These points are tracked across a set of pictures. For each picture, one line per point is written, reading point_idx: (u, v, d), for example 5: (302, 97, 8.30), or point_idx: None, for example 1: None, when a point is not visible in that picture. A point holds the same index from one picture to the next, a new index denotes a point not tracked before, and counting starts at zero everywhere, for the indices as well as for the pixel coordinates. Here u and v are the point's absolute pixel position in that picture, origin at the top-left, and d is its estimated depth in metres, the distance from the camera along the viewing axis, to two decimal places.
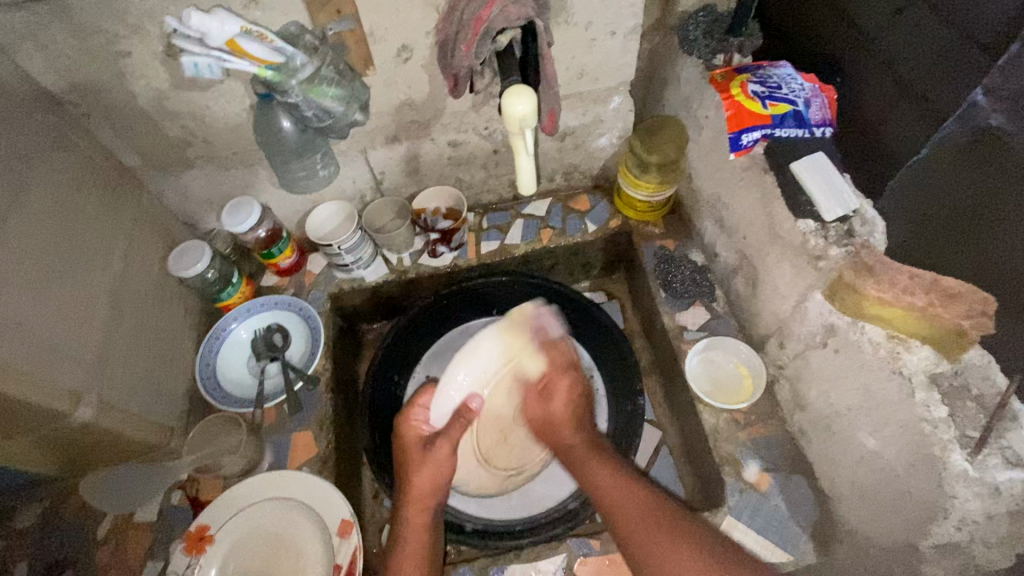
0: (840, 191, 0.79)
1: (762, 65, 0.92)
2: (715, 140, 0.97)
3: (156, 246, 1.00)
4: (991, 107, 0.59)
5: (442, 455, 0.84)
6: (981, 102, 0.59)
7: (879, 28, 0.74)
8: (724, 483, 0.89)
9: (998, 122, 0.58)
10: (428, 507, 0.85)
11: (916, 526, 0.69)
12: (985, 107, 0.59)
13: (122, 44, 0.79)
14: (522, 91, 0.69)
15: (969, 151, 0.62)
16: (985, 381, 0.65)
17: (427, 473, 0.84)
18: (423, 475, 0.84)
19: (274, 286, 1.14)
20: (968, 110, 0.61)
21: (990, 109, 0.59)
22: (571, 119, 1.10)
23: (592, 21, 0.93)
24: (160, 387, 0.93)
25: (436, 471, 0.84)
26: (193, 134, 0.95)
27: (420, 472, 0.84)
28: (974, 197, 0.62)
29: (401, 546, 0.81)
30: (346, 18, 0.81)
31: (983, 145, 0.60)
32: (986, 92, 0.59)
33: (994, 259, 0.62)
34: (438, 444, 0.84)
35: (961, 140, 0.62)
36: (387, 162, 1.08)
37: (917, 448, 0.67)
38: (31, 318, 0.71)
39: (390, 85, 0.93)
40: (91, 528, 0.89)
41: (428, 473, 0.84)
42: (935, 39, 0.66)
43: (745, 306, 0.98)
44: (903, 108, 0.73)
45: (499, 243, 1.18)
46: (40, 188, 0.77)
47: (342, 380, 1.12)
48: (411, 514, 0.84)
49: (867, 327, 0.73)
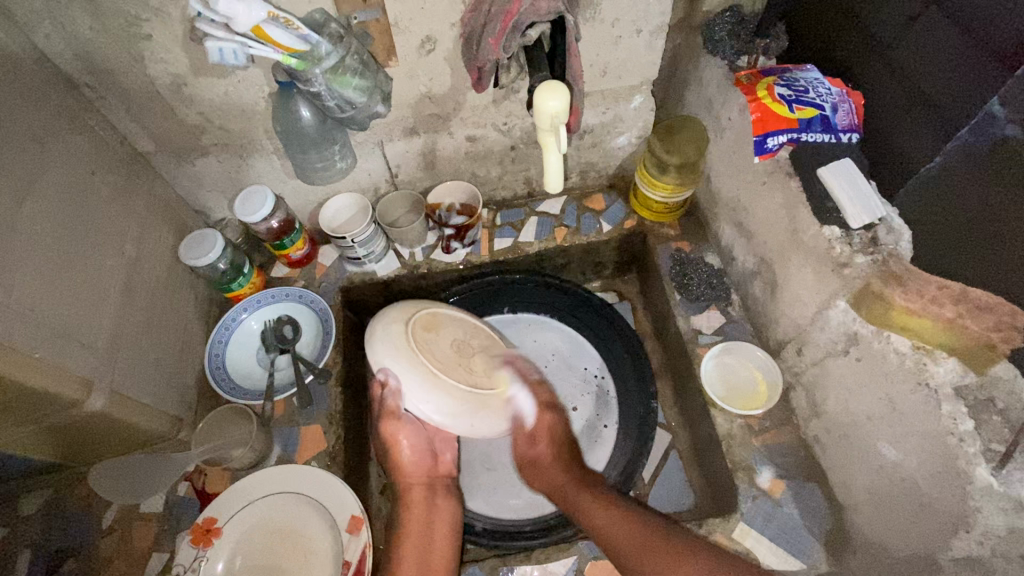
0: (868, 199, 0.77)
1: (788, 69, 0.91)
2: (737, 142, 0.96)
3: (169, 233, 0.98)
4: (1006, 118, 0.58)
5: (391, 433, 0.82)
6: (997, 113, 0.59)
7: (893, 34, 0.74)
8: (738, 488, 0.89)
9: (1014, 133, 0.58)
10: (423, 483, 0.86)
11: (935, 539, 0.68)
12: (1001, 117, 0.59)
13: (143, 27, 0.77)
14: (555, 88, 0.68)
15: (985, 162, 0.61)
16: (1012, 396, 0.63)
17: (401, 456, 0.84)
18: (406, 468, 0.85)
19: (285, 277, 1.13)
20: (985, 120, 0.61)
21: (1006, 119, 0.58)
22: (591, 117, 1.09)
23: (619, 18, 0.92)
24: (170, 377, 0.91)
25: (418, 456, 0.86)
26: (209, 120, 0.93)
27: (399, 453, 0.84)
28: (989, 206, 0.62)
29: (404, 529, 0.81)
30: (372, 8, 0.80)
31: (997, 154, 0.60)
32: (1002, 102, 0.59)
33: (1006, 267, 0.61)
34: (386, 424, 0.81)
35: (980, 151, 0.62)
36: (404, 155, 1.07)
37: (941, 461, 0.67)
38: (44, 304, 0.70)
39: (411, 77, 0.92)
40: (96, 517, 0.88)
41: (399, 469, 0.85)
42: (949, 48, 0.66)
43: (762, 310, 0.97)
44: (914, 116, 0.73)
45: (512, 240, 1.17)
46: (55, 171, 0.76)
47: (353, 375, 1.11)
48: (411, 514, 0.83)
49: (892, 336, 0.72)
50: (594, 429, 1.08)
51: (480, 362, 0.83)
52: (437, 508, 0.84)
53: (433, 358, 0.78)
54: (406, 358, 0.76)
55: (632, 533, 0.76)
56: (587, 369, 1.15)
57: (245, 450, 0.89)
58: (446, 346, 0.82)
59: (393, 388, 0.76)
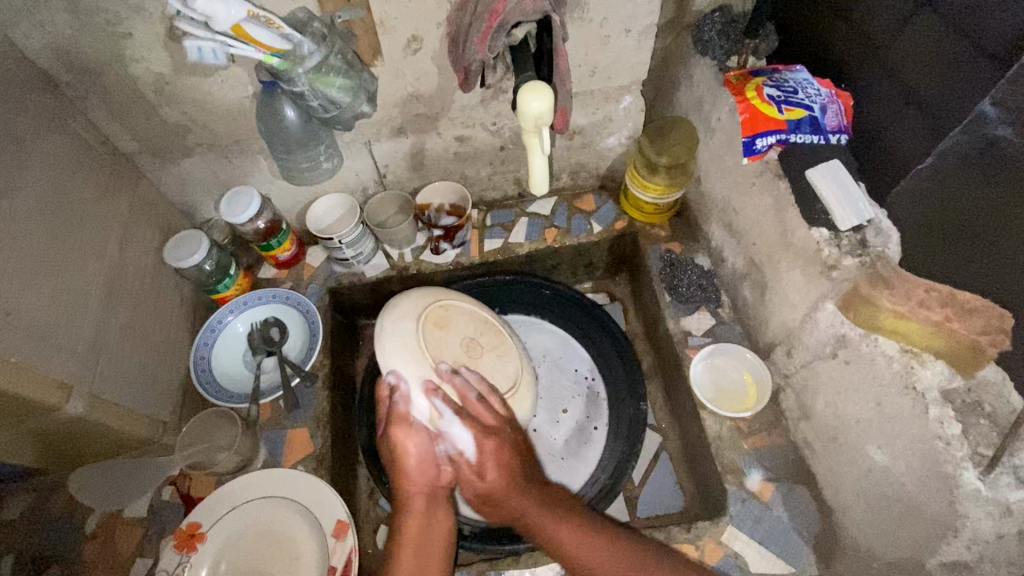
0: (856, 201, 0.77)
1: (777, 69, 0.90)
2: (726, 143, 0.95)
3: (153, 234, 0.97)
4: (999, 119, 0.57)
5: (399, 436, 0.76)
6: (989, 113, 0.58)
7: (885, 33, 0.74)
8: (727, 492, 0.88)
9: (1006, 134, 0.57)
10: (424, 491, 0.78)
11: (923, 544, 0.68)
12: (993, 118, 0.58)
13: (123, 25, 0.76)
14: (539, 88, 0.68)
15: (975, 163, 0.60)
16: (1000, 399, 0.63)
17: (406, 462, 0.76)
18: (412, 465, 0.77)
19: (272, 279, 1.12)
20: (976, 121, 0.60)
21: (999, 120, 0.57)
22: (580, 117, 1.08)
23: (608, 18, 0.91)
24: (154, 380, 0.90)
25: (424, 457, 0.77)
26: (193, 120, 0.92)
27: (404, 457, 0.76)
28: (981, 207, 0.61)
29: (401, 540, 0.75)
30: (356, 7, 0.79)
31: (990, 155, 0.59)
32: (995, 102, 0.58)
33: (997, 269, 0.61)
34: (393, 427, 0.76)
35: (969, 151, 0.61)
36: (392, 156, 1.06)
37: (929, 465, 0.66)
38: (21, 307, 0.69)
39: (398, 77, 0.91)
40: (79, 522, 0.86)
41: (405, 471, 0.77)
42: (941, 49, 0.66)
43: (752, 312, 0.97)
44: (908, 116, 0.72)
45: (502, 241, 1.16)
46: (34, 172, 0.75)
47: (341, 377, 1.10)
48: (409, 520, 0.76)
49: (881, 339, 0.72)
50: (584, 431, 1.08)
51: (487, 364, 0.84)
52: (438, 518, 0.78)
53: (441, 359, 0.79)
54: (415, 359, 0.77)
55: (603, 553, 0.73)
56: (578, 370, 1.15)
57: (231, 454, 0.88)
58: (455, 345, 0.82)
59: (401, 389, 0.76)
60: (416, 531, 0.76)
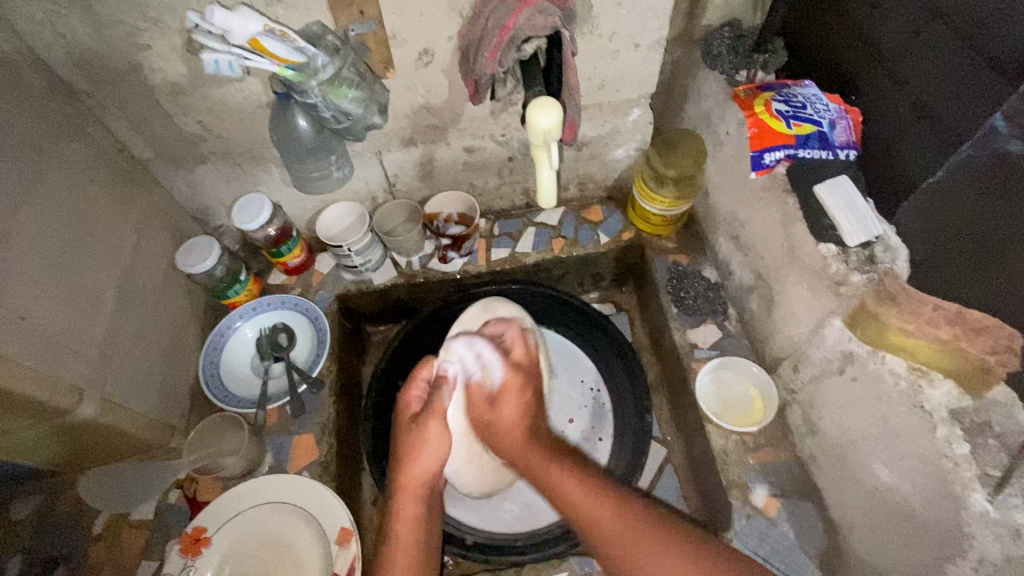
0: (863, 215, 0.76)
1: (786, 84, 0.90)
2: (734, 156, 0.95)
3: (165, 240, 0.98)
4: (1009, 133, 0.56)
5: (431, 430, 0.85)
6: (999, 127, 0.57)
7: (896, 46, 0.74)
8: (732, 507, 0.88)
9: (1018, 149, 0.55)
10: (419, 495, 0.84)
11: (930, 563, 0.67)
12: (1004, 132, 0.56)
13: (141, 37, 0.78)
14: (548, 104, 0.68)
15: (987, 177, 0.59)
16: (1008, 419, 0.62)
17: (421, 456, 0.85)
18: (417, 456, 0.85)
19: (282, 284, 1.13)
20: (987, 135, 0.58)
21: (1010, 134, 0.56)
22: (589, 130, 1.09)
23: (617, 33, 0.92)
24: (162, 385, 0.91)
25: (434, 451, 0.85)
26: (208, 129, 0.93)
27: (416, 454, 0.85)
28: (989, 219, 0.60)
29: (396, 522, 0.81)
30: (369, 20, 0.80)
31: (1001, 170, 0.58)
32: (1006, 116, 0.56)
33: (998, 285, 0.60)
34: (429, 422, 0.85)
35: (980, 165, 0.60)
36: (402, 165, 1.07)
37: (936, 484, 0.66)
38: (37, 313, 0.70)
39: (409, 88, 0.92)
40: (87, 523, 0.86)
41: (418, 462, 0.85)
42: (955, 62, 0.65)
43: (758, 325, 0.97)
44: (917, 128, 0.72)
45: (509, 250, 1.16)
46: (51, 180, 0.76)
47: (347, 385, 1.10)
48: (401, 502, 0.83)
49: (888, 357, 0.72)
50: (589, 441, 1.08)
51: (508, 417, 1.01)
52: (432, 521, 0.84)
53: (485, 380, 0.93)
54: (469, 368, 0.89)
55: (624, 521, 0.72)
56: (583, 381, 1.14)
57: (236, 459, 0.89)
58: None
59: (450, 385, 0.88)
60: (409, 517, 0.82)
